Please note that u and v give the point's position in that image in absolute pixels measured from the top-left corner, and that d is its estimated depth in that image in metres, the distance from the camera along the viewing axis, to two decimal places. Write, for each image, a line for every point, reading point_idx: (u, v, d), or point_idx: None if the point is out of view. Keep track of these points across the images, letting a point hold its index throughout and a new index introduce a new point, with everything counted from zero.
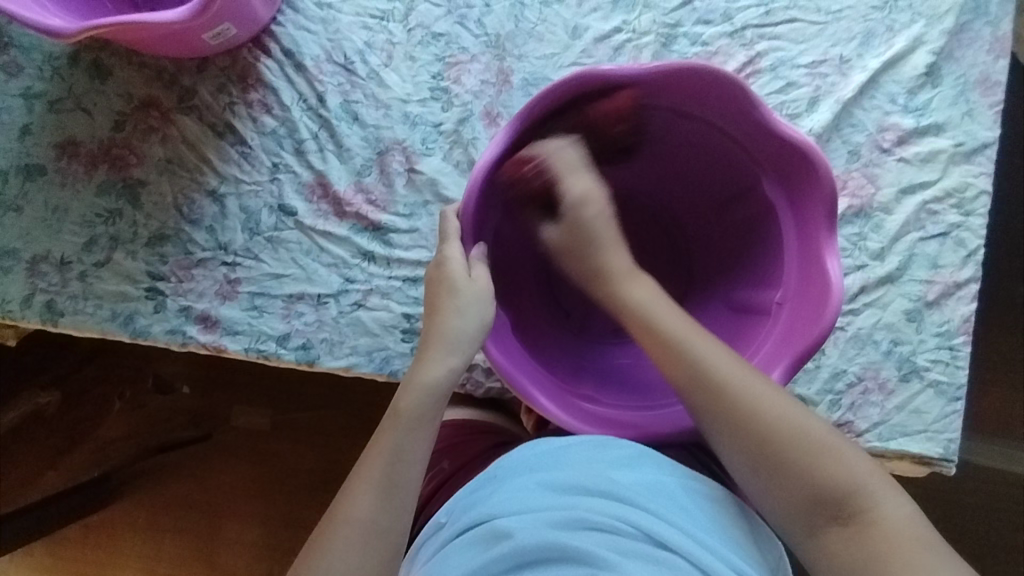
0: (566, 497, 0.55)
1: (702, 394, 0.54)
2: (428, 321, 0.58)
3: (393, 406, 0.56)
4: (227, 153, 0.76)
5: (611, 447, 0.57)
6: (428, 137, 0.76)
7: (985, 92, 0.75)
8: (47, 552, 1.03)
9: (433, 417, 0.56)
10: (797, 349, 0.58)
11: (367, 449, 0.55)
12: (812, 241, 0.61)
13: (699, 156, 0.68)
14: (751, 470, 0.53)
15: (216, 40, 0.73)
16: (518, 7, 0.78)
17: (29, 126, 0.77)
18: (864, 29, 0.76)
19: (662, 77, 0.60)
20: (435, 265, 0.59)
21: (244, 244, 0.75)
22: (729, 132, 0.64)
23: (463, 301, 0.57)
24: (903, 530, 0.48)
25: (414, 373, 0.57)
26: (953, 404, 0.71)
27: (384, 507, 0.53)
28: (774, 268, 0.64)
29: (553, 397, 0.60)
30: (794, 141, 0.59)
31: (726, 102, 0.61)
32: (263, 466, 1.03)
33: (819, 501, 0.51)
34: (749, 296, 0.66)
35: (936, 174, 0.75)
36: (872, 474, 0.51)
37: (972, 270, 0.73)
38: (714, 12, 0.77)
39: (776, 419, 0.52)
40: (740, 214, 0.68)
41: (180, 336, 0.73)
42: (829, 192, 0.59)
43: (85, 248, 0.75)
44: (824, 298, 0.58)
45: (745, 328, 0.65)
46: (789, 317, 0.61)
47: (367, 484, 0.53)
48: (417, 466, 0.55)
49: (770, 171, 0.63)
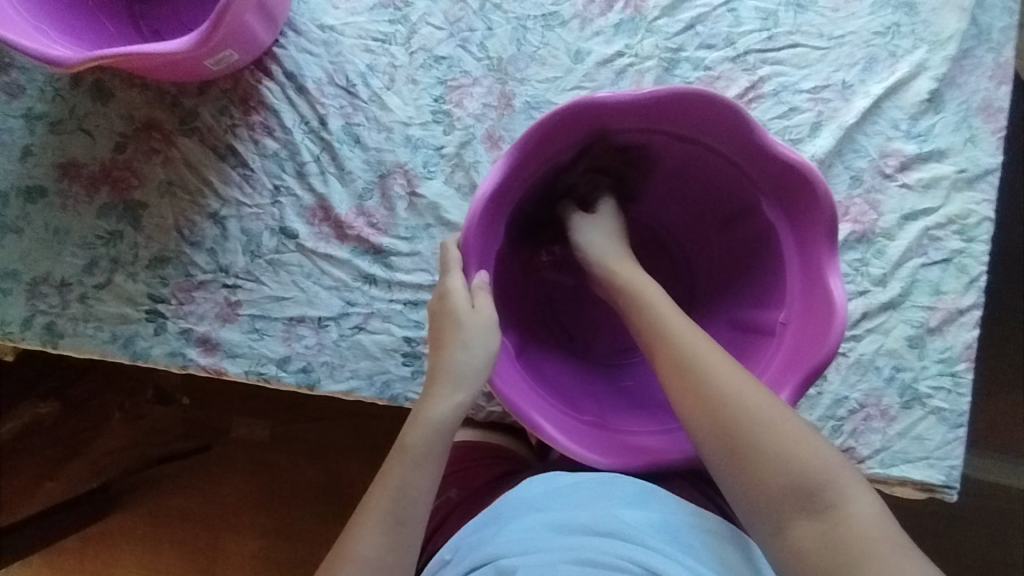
0: (572, 537, 0.54)
1: (680, 380, 0.55)
2: (434, 354, 0.58)
3: (399, 441, 0.56)
4: (228, 175, 0.76)
5: (617, 485, 0.57)
6: (429, 161, 0.76)
7: (988, 119, 0.75)
8: (44, 564, 1.02)
9: (440, 453, 0.56)
10: (800, 374, 0.57)
11: (373, 484, 0.55)
12: (812, 265, 0.60)
13: (696, 178, 0.67)
14: (723, 459, 0.53)
15: (218, 66, 0.73)
16: (520, 31, 0.78)
17: (30, 147, 0.77)
18: (867, 55, 0.76)
19: (655, 102, 0.59)
20: (438, 296, 0.58)
21: (246, 267, 0.75)
22: (729, 155, 0.62)
23: (468, 335, 0.56)
24: (873, 527, 0.48)
25: (421, 407, 0.57)
26: (956, 431, 0.71)
27: (389, 543, 0.53)
28: (776, 289, 0.63)
29: (560, 425, 0.59)
30: (792, 162, 0.58)
31: (722, 126, 0.60)
32: (262, 479, 1.03)
33: (789, 493, 0.50)
34: (751, 317, 0.65)
35: (939, 201, 0.75)
36: (846, 475, 0.50)
37: (975, 296, 0.73)
38: (716, 36, 0.77)
39: (753, 406, 0.52)
40: (741, 232, 0.67)
41: (180, 358, 0.73)
42: (829, 214, 0.58)
43: (85, 270, 0.75)
44: (827, 321, 0.57)
45: (746, 349, 0.64)
46: (792, 339, 0.60)
47: (373, 521, 0.53)
48: (423, 502, 0.55)
49: (769, 193, 0.62)
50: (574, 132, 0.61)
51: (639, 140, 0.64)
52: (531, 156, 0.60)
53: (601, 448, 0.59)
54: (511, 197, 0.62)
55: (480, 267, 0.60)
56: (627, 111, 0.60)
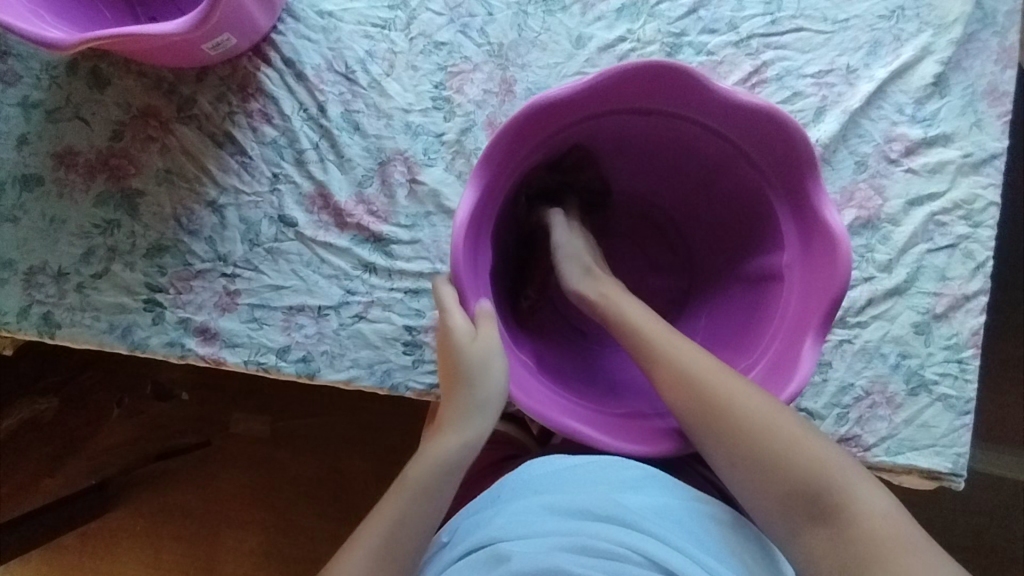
0: (571, 521, 0.52)
1: (679, 390, 0.55)
2: (444, 389, 0.58)
3: (400, 475, 0.56)
4: (226, 163, 0.75)
5: (617, 467, 0.56)
6: (430, 147, 0.75)
7: (994, 103, 0.75)
8: (43, 560, 1.01)
9: (441, 490, 0.55)
10: (819, 313, 0.55)
11: (370, 513, 0.55)
12: (806, 203, 0.58)
13: (670, 146, 0.66)
14: (733, 467, 0.53)
15: (216, 51, 0.72)
16: (521, 16, 0.77)
17: (27, 136, 0.76)
18: (871, 39, 0.76)
19: (610, 80, 0.57)
20: (443, 334, 0.58)
21: (244, 255, 0.74)
22: (702, 121, 0.61)
23: (473, 369, 0.56)
24: (881, 525, 0.48)
25: (429, 444, 0.57)
26: (962, 418, 0.70)
27: (378, 573, 0.52)
28: (775, 232, 0.62)
29: (553, 404, 0.58)
30: (761, 114, 0.57)
31: (687, 92, 0.58)
32: (262, 474, 1.02)
33: (798, 500, 0.50)
34: (757, 265, 0.64)
35: (945, 185, 0.74)
36: (850, 472, 0.50)
37: (981, 282, 0.73)
38: (720, 21, 0.76)
39: (741, 410, 0.52)
40: (724, 186, 0.66)
41: (179, 348, 0.72)
42: (810, 155, 0.56)
43: (82, 259, 0.74)
44: (831, 250, 0.56)
45: (762, 299, 0.63)
46: (801, 285, 0.59)
47: (363, 546, 0.53)
48: (421, 535, 0.54)
49: (749, 149, 0.60)
50: (538, 129, 0.59)
51: (607, 122, 0.63)
52: (510, 155, 0.59)
53: (606, 428, 0.57)
54: (495, 200, 0.61)
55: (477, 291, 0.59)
56: (584, 95, 0.58)
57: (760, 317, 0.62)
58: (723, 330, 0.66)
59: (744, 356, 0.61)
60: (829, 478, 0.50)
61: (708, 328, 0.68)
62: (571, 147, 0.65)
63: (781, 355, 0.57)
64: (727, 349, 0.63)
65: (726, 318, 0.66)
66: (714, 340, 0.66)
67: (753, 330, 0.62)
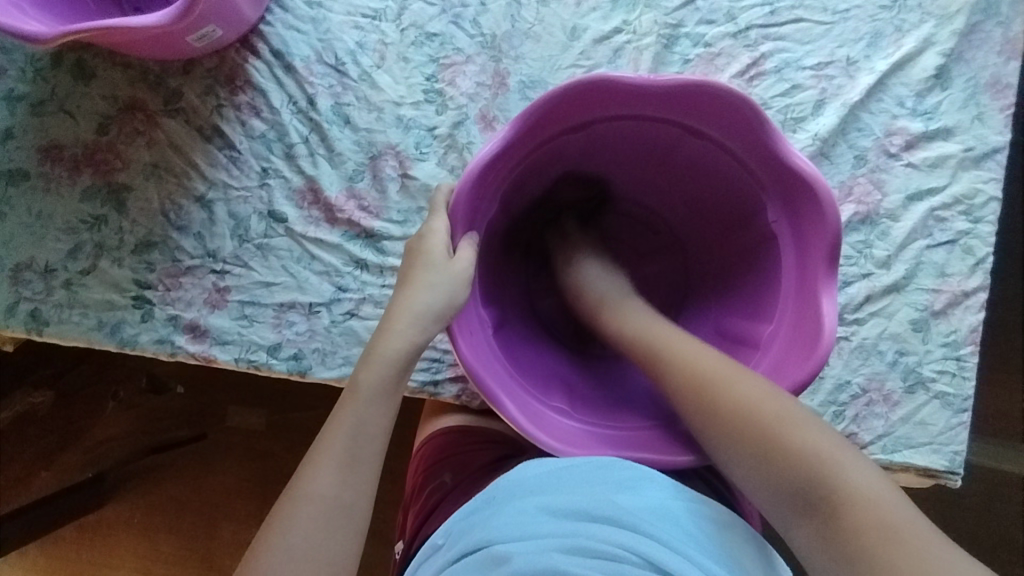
0: (568, 523, 0.51)
1: (691, 395, 0.52)
2: (401, 289, 0.56)
3: (350, 380, 0.53)
4: (215, 157, 0.74)
5: (611, 467, 0.54)
6: (421, 141, 0.74)
7: (996, 95, 0.74)
8: (41, 552, 1.01)
9: (392, 391, 0.53)
10: (822, 260, 0.54)
11: (327, 424, 0.52)
12: (770, 158, 0.56)
13: (620, 146, 0.64)
14: (740, 465, 0.49)
15: (202, 42, 0.71)
16: (515, 7, 0.75)
17: (11, 129, 0.74)
18: (871, 30, 0.74)
19: (548, 105, 0.55)
20: (416, 237, 0.56)
21: (233, 251, 0.73)
22: (653, 113, 0.59)
23: (434, 279, 0.54)
24: (867, 513, 0.42)
25: (375, 343, 0.55)
26: (959, 416, 0.70)
27: (349, 480, 0.50)
28: (753, 188, 0.60)
29: (561, 430, 0.58)
30: (699, 92, 0.54)
31: (620, 93, 0.56)
32: (258, 467, 1.01)
33: (794, 496, 0.45)
34: (750, 229, 0.62)
35: (945, 180, 0.73)
36: (846, 463, 0.44)
37: (981, 278, 0.72)
38: (717, 12, 0.75)
39: (760, 421, 0.48)
40: (687, 165, 0.64)
41: (168, 346, 0.71)
42: (757, 117, 0.54)
43: (69, 256, 0.73)
44: (814, 198, 0.55)
45: (766, 266, 0.61)
46: (796, 236, 0.57)
47: (327, 458, 0.50)
48: (380, 438, 0.52)
49: (702, 125, 0.58)
50: (492, 168, 0.56)
51: (550, 146, 0.61)
52: (471, 207, 0.57)
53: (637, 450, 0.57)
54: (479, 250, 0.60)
55: (473, 339, 0.57)
56: (527, 124, 0.55)
57: (769, 282, 0.60)
58: (734, 305, 0.64)
59: (756, 330, 0.59)
60: (828, 475, 0.44)
61: (721, 298, 0.66)
62: (535, 168, 0.63)
63: (796, 323, 0.56)
64: (744, 322, 0.62)
65: (735, 288, 0.65)
66: (726, 313, 0.64)
67: (764, 298, 0.60)
